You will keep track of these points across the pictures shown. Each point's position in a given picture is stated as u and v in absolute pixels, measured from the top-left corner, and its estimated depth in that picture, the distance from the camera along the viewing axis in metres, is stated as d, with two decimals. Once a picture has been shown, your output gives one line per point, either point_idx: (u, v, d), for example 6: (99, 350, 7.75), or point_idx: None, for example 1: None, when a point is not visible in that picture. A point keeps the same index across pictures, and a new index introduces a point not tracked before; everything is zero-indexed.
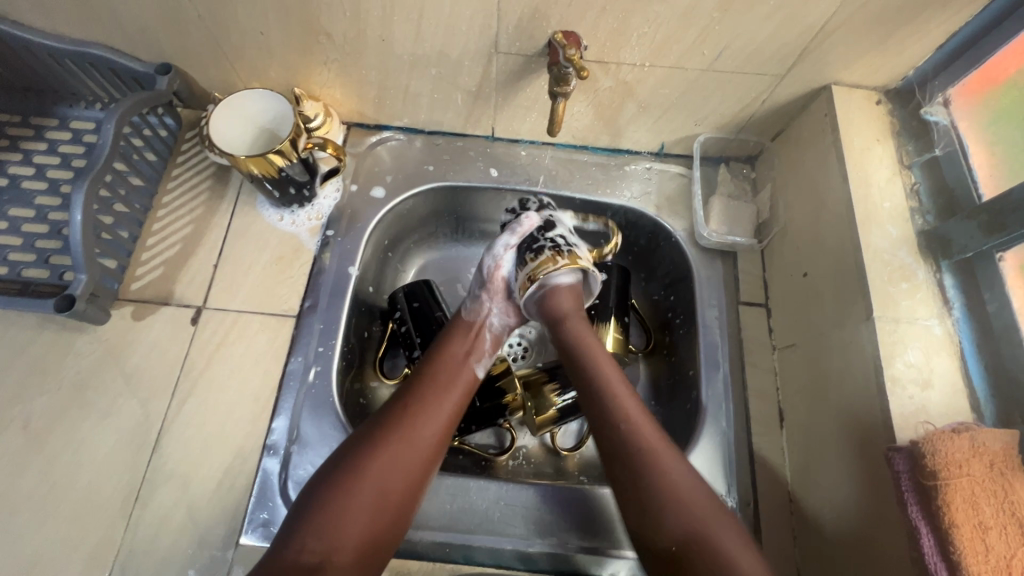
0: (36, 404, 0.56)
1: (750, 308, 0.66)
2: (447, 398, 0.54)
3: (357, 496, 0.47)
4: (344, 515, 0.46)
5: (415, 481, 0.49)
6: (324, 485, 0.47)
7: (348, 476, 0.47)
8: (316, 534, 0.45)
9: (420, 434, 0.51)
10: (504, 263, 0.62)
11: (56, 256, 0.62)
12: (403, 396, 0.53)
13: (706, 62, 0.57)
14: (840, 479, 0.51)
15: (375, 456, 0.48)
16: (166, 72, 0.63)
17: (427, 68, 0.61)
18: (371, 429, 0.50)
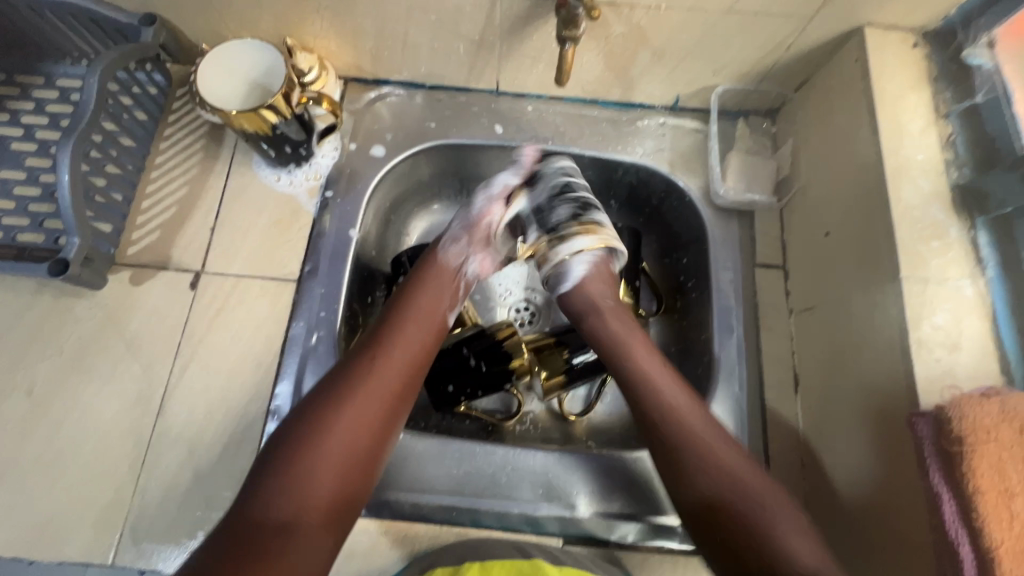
0: (39, 369, 0.56)
1: (766, 271, 0.63)
2: (409, 349, 0.53)
3: (318, 453, 0.46)
4: (307, 472, 0.45)
5: (381, 432, 0.49)
6: (284, 444, 0.46)
7: (309, 436, 0.46)
8: (278, 494, 0.44)
9: (385, 384, 0.50)
10: (494, 211, 0.61)
11: (50, 220, 0.61)
12: (359, 353, 0.52)
13: (728, 2, 0.52)
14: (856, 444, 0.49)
15: (337, 411, 0.48)
16: (150, 23, 0.59)
17: (426, 14, 0.57)
18: (330, 385, 0.49)
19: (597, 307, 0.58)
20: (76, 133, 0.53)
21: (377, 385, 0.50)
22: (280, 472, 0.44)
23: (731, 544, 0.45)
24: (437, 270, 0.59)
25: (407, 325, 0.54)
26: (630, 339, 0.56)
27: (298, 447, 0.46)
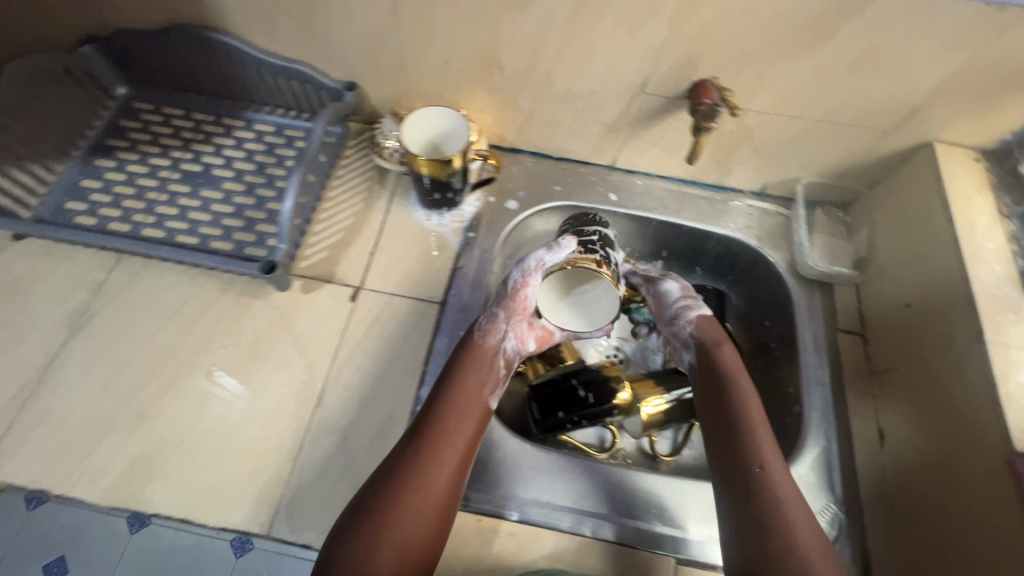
0: (219, 355, 0.64)
1: (847, 336, 0.71)
2: (456, 427, 0.56)
3: (383, 543, 0.48)
4: (375, 562, 0.47)
5: (443, 517, 0.51)
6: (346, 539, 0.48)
7: (386, 505, 0.50)
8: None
9: (444, 462, 0.53)
10: (531, 281, 0.64)
11: (240, 233, 0.72)
12: (415, 434, 0.56)
13: (824, 114, 0.66)
14: (948, 492, 0.55)
15: (398, 494, 0.51)
16: (351, 88, 0.74)
17: (575, 102, 0.71)
18: (395, 479, 0.52)
19: (719, 341, 0.66)
20: (306, 161, 0.68)
21: (436, 473, 0.53)
22: (358, 540, 0.48)
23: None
24: (473, 352, 0.62)
25: (463, 400, 0.58)
26: (742, 389, 0.61)
27: (369, 539, 0.48)
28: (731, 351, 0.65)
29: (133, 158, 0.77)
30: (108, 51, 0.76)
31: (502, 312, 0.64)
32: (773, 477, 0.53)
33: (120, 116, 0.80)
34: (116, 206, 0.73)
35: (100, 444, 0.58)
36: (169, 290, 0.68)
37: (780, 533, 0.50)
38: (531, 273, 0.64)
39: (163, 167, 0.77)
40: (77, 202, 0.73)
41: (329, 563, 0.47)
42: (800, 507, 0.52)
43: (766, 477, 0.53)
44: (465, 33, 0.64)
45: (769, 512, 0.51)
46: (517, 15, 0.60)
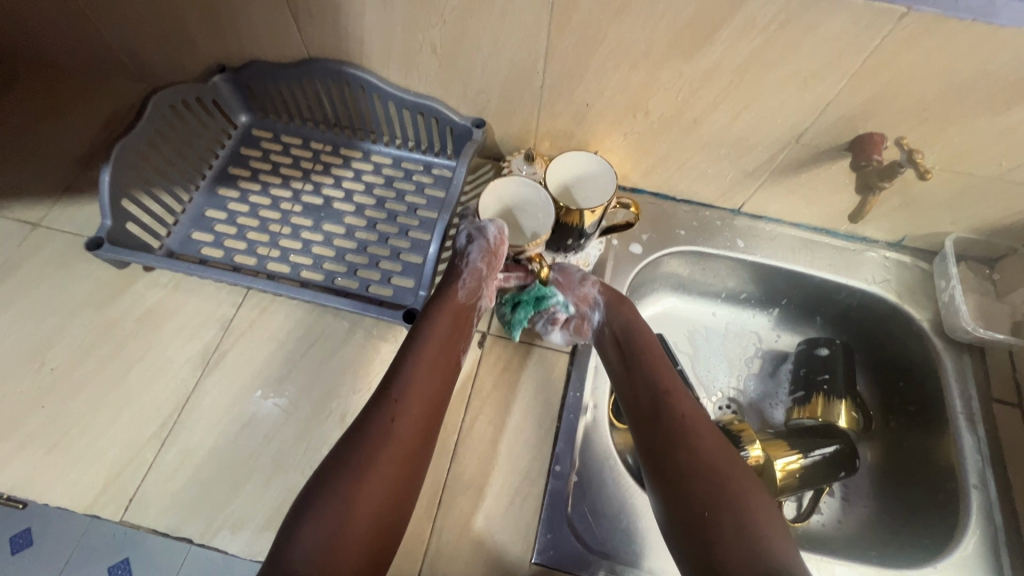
0: (350, 399, 0.63)
1: (1003, 407, 0.67)
2: (427, 369, 0.56)
3: (370, 472, 0.47)
4: (363, 488, 0.46)
5: (415, 455, 0.51)
6: (339, 462, 0.48)
7: (362, 459, 0.48)
8: (334, 514, 0.45)
9: (409, 426, 0.52)
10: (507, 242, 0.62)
11: (364, 270, 0.71)
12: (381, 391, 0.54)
13: (997, 172, 0.61)
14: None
15: (381, 450, 0.49)
16: (480, 125, 0.72)
17: (718, 148, 0.68)
18: (372, 406, 0.52)
19: (621, 297, 0.66)
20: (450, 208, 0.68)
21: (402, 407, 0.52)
22: (342, 493, 0.46)
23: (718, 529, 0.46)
24: (447, 297, 0.62)
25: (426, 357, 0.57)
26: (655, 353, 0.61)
27: (354, 464, 0.48)
28: (634, 309, 0.65)
29: (256, 189, 0.77)
30: (236, 81, 0.76)
31: (483, 267, 0.62)
32: (683, 418, 0.54)
33: (241, 145, 0.80)
34: (241, 237, 0.73)
35: (238, 492, 0.57)
36: (298, 328, 0.67)
37: (713, 469, 0.49)
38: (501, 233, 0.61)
39: (285, 198, 0.76)
40: (204, 233, 0.73)
41: (322, 483, 0.47)
42: (717, 447, 0.52)
43: (679, 427, 0.53)
44: (617, 78, 0.62)
45: (705, 466, 0.50)
46: (681, 62, 0.57)
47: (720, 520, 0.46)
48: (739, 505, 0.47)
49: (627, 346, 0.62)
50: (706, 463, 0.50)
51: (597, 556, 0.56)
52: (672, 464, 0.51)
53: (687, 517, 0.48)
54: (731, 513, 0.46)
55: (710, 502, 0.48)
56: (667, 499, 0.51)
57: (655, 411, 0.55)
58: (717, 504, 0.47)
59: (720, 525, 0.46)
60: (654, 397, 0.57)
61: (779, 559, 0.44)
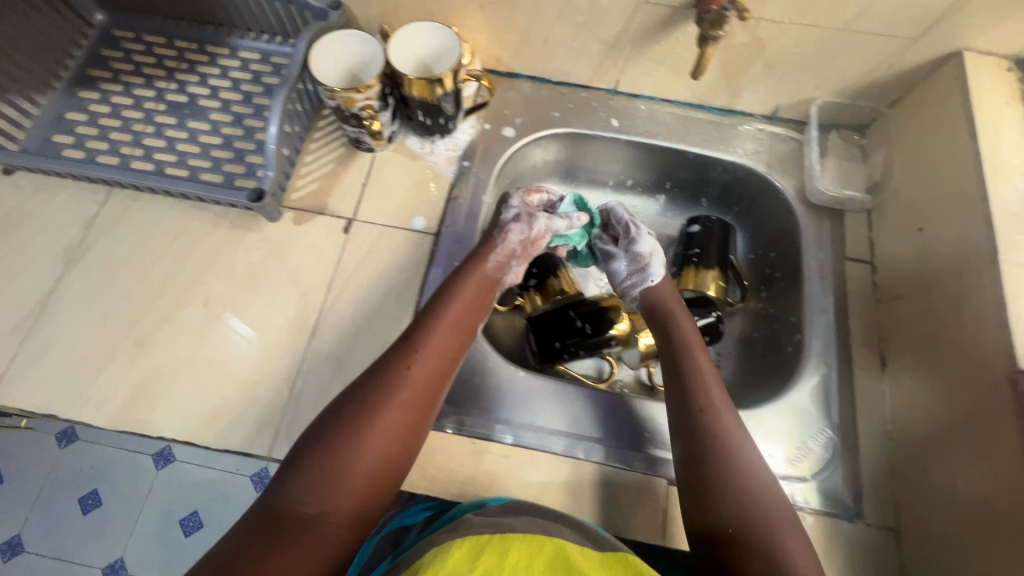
0: (214, 286, 0.64)
1: (855, 264, 0.69)
2: (444, 331, 0.58)
3: (372, 416, 0.51)
4: (362, 447, 0.49)
5: (424, 407, 0.54)
6: (350, 405, 0.52)
7: (358, 419, 0.50)
8: (336, 451, 0.48)
9: (414, 383, 0.54)
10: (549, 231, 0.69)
11: (230, 164, 0.71)
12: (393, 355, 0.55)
13: (843, 22, 0.61)
14: (945, 411, 0.55)
15: (374, 413, 0.51)
16: (337, 8, 0.69)
17: (574, 16, 0.66)
18: (391, 353, 0.56)
19: (668, 299, 0.67)
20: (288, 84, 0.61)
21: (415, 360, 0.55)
22: (332, 450, 0.48)
23: (737, 545, 0.48)
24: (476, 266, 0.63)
25: (440, 329, 0.58)
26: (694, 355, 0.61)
27: (364, 408, 0.51)
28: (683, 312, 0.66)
29: (118, 90, 0.75)
30: None
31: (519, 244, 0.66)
32: (719, 434, 0.54)
33: (102, 46, 0.77)
34: (103, 138, 0.72)
35: (101, 373, 0.59)
36: (160, 223, 0.67)
37: (751, 524, 0.49)
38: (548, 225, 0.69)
39: (149, 97, 0.74)
40: (65, 135, 0.72)
41: (330, 422, 0.51)
42: (751, 475, 0.52)
43: (709, 427, 0.55)
44: None
45: (729, 475, 0.52)
46: None
47: (749, 535, 0.48)
48: (767, 533, 0.48)
49: (684, 361, 0.60)
50: (747, 520, 0.49)
51: (448, 412, 0.60)
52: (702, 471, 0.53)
53: (721, 523, 0.50)
54: (761, 541, 0.48)
55: (735, 520, 0.49)
56: (696, 505, 0.52)
57: (690, 423, 0.56)
58: (749, 537, 0.48)
59: (749, 546, 0.48)
60: (692, 408, 0.57)
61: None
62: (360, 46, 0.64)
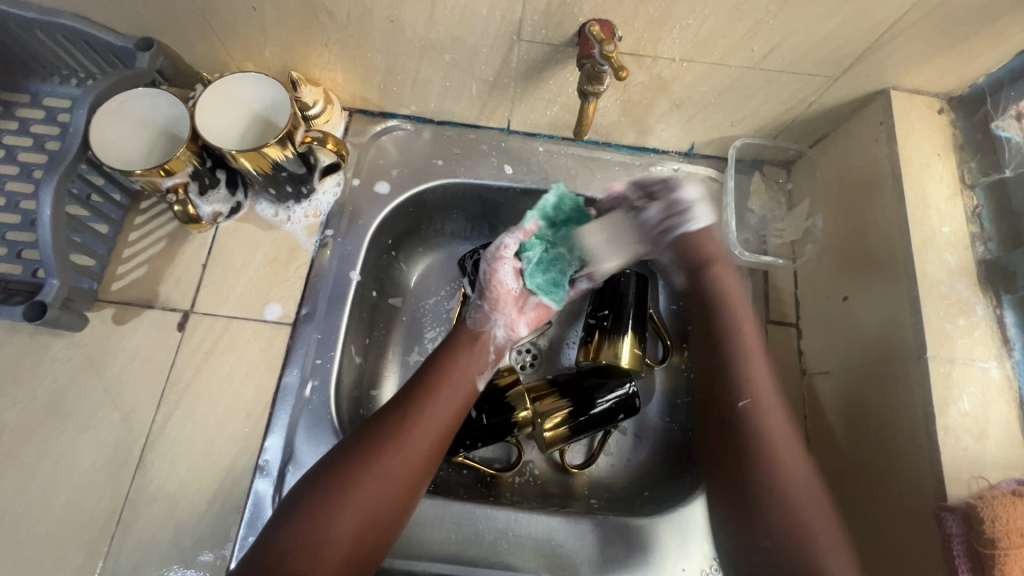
0: (7, 415, 0.51)
1: (779, 328, 0.60)
2: (449, 391, 0.53)
3: (363, 485, 0.46)
4: (344, 506, 0.45)
5: (411, 489, 0.48)
6: (326, 481, 0.46)
7: (344, 480, 0.46)
8: (311, 529, 0.44)
9: (413, 448, 0.49)
10: (503, 268, 0.58)
11: (30, 249, 0.57)
12: (392, 416, 0.50)
13: (754, 59, 0.51)
14: (860, 514, 0.49)
15: (363, 472, 0.47)
16: (147, 48, 0.55)
17: (439, 53, 0.54)
18: (382, 416, 0.50)
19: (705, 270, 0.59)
20: (62, 168, 0.49)
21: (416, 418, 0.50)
22: (311, 515, 0.45)
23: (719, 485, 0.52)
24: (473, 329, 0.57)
25: (445, 381, 0.53)
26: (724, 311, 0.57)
27: (348, 475, 0.47)
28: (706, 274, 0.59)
29: None
30: None
31: (488, 302, 0.59)
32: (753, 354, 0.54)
33: None
34: None
35: None
36: None
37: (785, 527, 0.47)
38: (500, 258, 0.58)
39: None
40: None
41: (311, 486, 0.47)
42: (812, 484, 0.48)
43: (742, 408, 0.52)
44: None
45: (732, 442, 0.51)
46: None
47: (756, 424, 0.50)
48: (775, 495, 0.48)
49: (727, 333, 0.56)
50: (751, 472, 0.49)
51: None
52: (749, 436, 0.50)
53: (741, 485, 0.49)
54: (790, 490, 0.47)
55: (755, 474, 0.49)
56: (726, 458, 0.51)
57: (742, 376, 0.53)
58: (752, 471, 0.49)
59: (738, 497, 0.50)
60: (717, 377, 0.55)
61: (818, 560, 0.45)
62: (150, 115, 0.53)
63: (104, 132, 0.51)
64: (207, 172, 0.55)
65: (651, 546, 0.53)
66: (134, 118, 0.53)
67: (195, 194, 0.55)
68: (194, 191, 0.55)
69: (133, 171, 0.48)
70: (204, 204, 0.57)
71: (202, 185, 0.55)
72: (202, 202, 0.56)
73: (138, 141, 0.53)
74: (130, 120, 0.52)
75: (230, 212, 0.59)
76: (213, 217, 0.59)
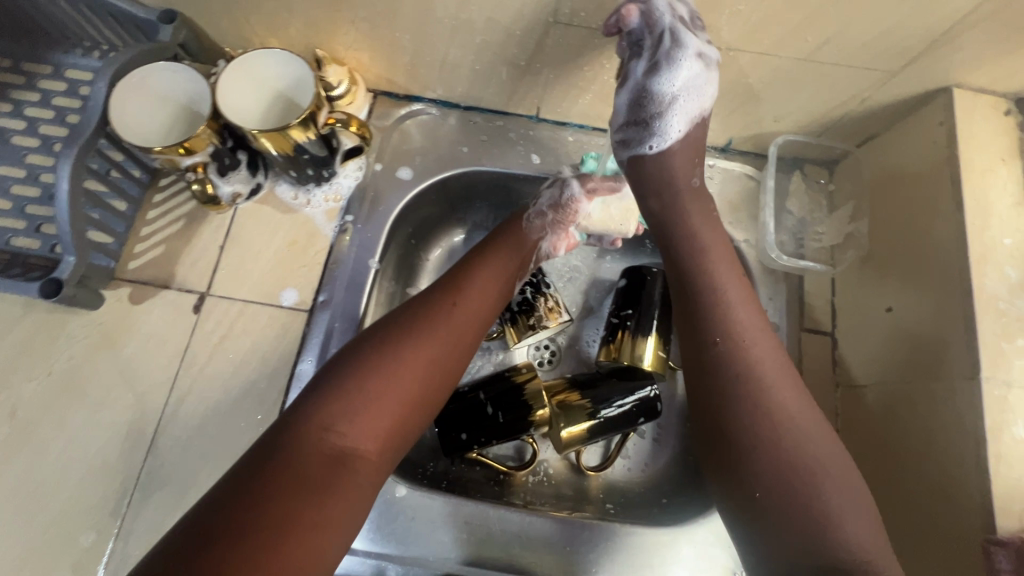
0: (22, 391, 0.51)
1: (814, 336, 0.57)
2: (489, 282, 0.54)
3: (410, 359, 0.46)
4: (392, 379, 0.45)
5: (444, 387, 0.48)
6: (345, 381, 0.44)
7: (391, 351, 0.46)
8: (356, 402, 0.43)
9: (459, 327, 0.50)
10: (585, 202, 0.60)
11: (48, 224, 0.56)
12: (437, 297, 0.50)
13: (806, 50, 0.47)
14: (896, 538, 0.47)
15: (410, 348, 0.47)
16: (169, 20, 0.52)
17: (470, 35, 0.51)
18: (424, 298, 0.51)
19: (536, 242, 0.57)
20: (81, 142, 0.48)
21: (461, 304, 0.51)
22: (355, 392, 0.43)
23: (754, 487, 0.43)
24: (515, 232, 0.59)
25: (486, 273, 0.54)
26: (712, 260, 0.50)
27: (394, 348, 0.46)
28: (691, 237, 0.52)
29: None
30: None
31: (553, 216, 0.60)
32: (731, 314, 0.47)
33: None
34: None
35: None
36: None
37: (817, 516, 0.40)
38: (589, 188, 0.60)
39: None
40: None
41: (350, 360, 0.46)
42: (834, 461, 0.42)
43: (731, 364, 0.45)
44: None
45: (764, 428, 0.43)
46: None
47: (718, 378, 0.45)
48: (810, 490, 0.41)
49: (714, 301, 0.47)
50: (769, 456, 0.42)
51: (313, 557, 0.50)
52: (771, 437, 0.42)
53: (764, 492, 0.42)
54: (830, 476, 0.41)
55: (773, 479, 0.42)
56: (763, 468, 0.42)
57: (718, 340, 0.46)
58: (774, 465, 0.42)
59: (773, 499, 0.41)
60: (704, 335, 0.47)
61: (844, 549, 0.39)
62: (169, 91, 0.51)
63: (122, 107, 0.49)
64: (227, 152, 0.53)
65: (670, 559, 0.52)
66: (153, 93, 0.51)
67: (214, 175, 0.54)
68: (213, 172, 0.54)
69: (152, 149, 0.47)
70: (223, 185, 0.55)
71: (222, 165, 0.54)
72: (221, 182, 0.55)
73: (156, 117, 0.52)
74: (148, 95, 0.51)
75: (250, 195, 0.58)
76: (231, 199, 0.57)
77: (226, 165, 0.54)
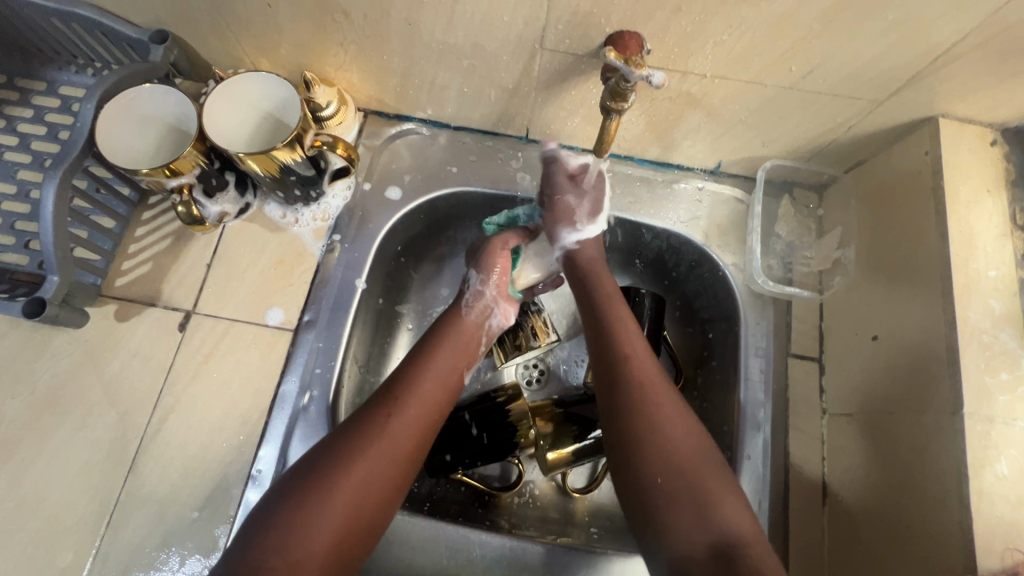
0: (4, 409, 0.51)
1: (801, 362, 0.57)
2: (433, 382, 0.51)
3: (343, 483, 0.43)
4: (321, 507, 0.42)
5: (386, 501, 0.45)
6: (276, 517, 0.41)
7: (320, 480, 0.43)
8: (285, 539, 0.40)
9: (398, 443, 0.46)
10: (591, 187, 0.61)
11: (36, 240, 0.56)
12: (374, 409, 0.48)
13: (791, 79, 0.47)
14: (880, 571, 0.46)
15: (343, 470, 0.44)
16: (162, 40, 0.54)
17: (458, 59, 0.52)
18: (362, 410, 0.48)
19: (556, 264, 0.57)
20: (68, 163, 0.48)
21: (401, 410, 0.48)
22: (281, 531, 0.41)
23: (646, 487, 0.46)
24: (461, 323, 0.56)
25: (433, 371, 0.51)
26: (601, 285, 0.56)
27: (327, 472, 0.44)
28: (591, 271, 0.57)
29: None
30: None
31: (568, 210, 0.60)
32: (618, 336, 0.51)
33: None
34: None
35: None
36: None
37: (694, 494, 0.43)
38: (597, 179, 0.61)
39: None
40: None
41: (282, 495, 0.43)
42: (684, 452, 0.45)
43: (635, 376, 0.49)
44: None
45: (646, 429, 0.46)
46: None
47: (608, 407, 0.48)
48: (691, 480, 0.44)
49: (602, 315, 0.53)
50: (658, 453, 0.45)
51: None
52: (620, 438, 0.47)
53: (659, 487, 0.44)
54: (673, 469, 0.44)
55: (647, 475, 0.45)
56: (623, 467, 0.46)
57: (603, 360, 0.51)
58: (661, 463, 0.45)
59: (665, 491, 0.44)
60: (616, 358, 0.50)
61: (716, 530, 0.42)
62: (155, 112, 0.52)
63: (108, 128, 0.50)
64: (214, 174, 0.53)
65: None
66: (140, 116, 0.51)
67: (201, 198, 0.54)
68: (200, 195, 0.54)
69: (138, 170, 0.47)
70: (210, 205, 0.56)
71: (209, 187, 0.54)
72: (208, 203, 0.55)
73: (141, 138, 0.52)
74: (133, 116, 0.51)
75: (239, 214, 0.59)
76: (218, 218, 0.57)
77: (212, 187, 0.54)
